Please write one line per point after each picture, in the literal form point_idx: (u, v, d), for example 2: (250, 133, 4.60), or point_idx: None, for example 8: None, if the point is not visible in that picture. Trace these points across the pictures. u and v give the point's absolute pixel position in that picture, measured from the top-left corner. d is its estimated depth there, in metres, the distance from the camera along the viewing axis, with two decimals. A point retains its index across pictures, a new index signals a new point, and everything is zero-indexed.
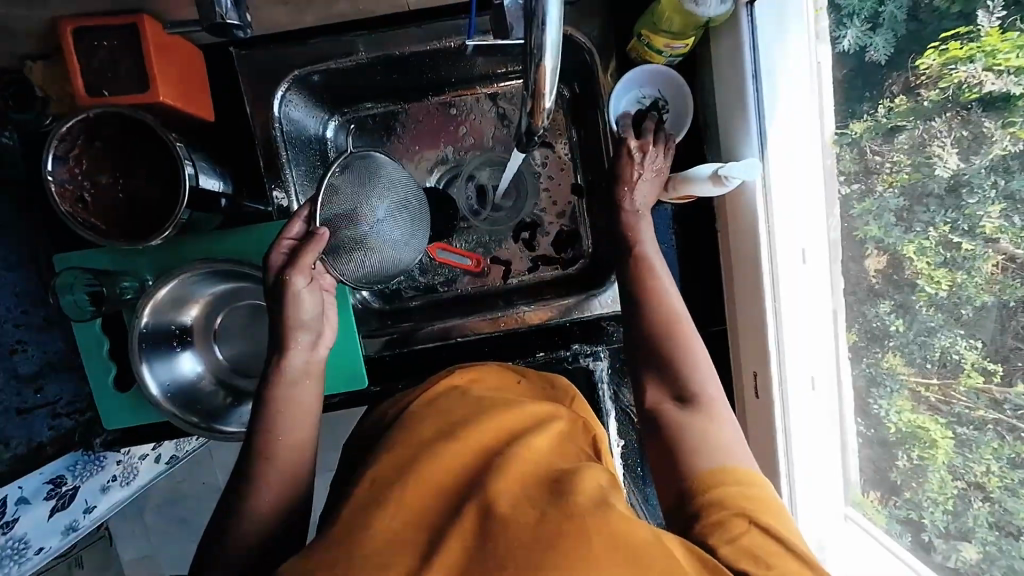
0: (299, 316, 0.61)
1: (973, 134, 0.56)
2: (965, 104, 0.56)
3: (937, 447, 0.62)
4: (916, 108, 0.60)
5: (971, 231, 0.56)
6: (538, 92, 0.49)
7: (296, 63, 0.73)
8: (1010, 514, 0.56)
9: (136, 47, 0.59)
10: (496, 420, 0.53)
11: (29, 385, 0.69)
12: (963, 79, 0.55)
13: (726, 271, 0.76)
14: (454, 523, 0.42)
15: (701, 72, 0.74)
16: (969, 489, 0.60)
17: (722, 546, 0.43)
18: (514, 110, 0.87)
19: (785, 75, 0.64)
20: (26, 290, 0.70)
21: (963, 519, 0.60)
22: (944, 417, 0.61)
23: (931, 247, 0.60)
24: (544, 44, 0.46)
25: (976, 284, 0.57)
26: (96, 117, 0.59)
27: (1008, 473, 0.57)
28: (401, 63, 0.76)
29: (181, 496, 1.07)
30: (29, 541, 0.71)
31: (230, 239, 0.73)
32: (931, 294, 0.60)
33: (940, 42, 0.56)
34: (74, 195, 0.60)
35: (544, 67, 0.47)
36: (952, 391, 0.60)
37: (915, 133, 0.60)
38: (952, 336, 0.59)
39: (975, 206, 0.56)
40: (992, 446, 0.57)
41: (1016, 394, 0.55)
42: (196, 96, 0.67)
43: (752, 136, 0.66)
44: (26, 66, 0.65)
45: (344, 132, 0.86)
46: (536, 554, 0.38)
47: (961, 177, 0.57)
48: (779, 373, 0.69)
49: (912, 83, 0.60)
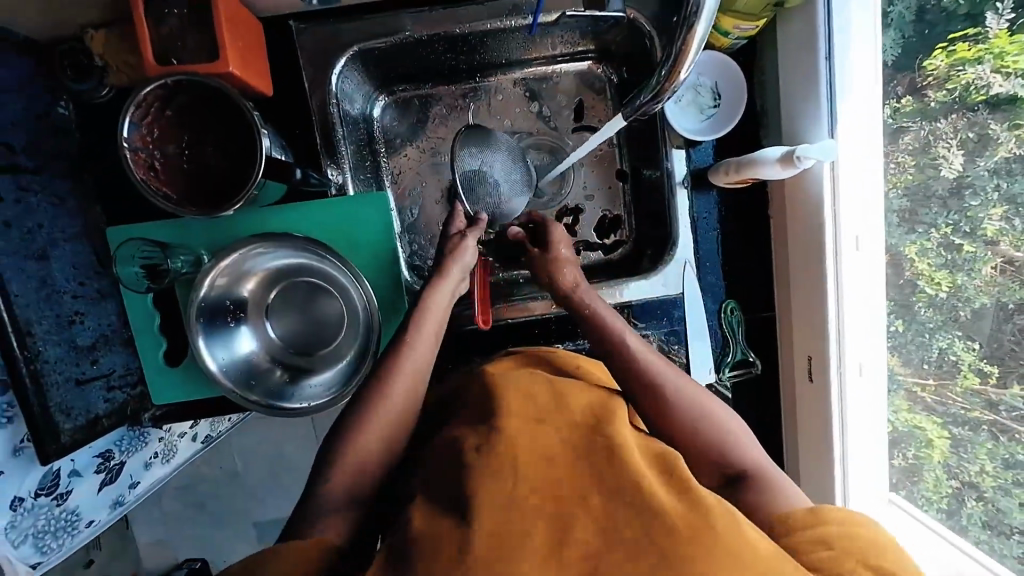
0: (462, 258, 0.68)
1: (978, 135, 0.62)
2: (972, 106, 0.62)
3: (934, 446, 0.70)
4: (924, 109, 0.65)
5: (973, 233, 0.63)
6: (682, 57, 0.53)
7: (354, 39, 0.72)
8: (1003, 513, 0.64)
9: (211, 14, 0.58)
10: (574, 398, 0.53)
11: (86, 356, 0.68)
12: (971, 80, 0.61)
13: (779, 256, 0.77)
14: (584, 509, 0.41)
15: (762, 58, 0.74)
16: (963, 488, 0.68)
17: (818, 552, 0.42)
18: (565, 91, 0.86)
19: (854, 58, 0.64)
20: (80, 261, 0.68)
21: (957, 517, 0.68)
22: (941, 417, 0.69)
23: (934, 250, 0.66)
24: (703, 6, 0.49)
25: (975, 285, 0.64)
26: (173, 86, 0.58)
27: (1003, 472, 0.65)
28: (459, 42, 0.76)
29: (204, 478, 1.08)
30: (80, 514, 0.71)
31: (288, 214, 0.74)
32: (931, 294, 0.67)
33: (947, 44, 0.62)
34: (146, 163, 0.60)
35: (694, 32, 0.51)
36: (948, 391, 0.68)
37: (920, 135, 0.66)
38: (950, 338, 0.67)
39: (977, 208, 0.63)
40: (987, 446, 0.65)
41: (1011, 395, 0.62)
42: (258, 69, 0.66)
43: (821, 119, 0.66)
44: (88, 34, 0.64)
45: (390, 113, 0.85)
46: (672, 542, 0.39)
47: (964, 179, 0.63)
48: (837, 358, 0.70)
49: (918, 84, 0.65)
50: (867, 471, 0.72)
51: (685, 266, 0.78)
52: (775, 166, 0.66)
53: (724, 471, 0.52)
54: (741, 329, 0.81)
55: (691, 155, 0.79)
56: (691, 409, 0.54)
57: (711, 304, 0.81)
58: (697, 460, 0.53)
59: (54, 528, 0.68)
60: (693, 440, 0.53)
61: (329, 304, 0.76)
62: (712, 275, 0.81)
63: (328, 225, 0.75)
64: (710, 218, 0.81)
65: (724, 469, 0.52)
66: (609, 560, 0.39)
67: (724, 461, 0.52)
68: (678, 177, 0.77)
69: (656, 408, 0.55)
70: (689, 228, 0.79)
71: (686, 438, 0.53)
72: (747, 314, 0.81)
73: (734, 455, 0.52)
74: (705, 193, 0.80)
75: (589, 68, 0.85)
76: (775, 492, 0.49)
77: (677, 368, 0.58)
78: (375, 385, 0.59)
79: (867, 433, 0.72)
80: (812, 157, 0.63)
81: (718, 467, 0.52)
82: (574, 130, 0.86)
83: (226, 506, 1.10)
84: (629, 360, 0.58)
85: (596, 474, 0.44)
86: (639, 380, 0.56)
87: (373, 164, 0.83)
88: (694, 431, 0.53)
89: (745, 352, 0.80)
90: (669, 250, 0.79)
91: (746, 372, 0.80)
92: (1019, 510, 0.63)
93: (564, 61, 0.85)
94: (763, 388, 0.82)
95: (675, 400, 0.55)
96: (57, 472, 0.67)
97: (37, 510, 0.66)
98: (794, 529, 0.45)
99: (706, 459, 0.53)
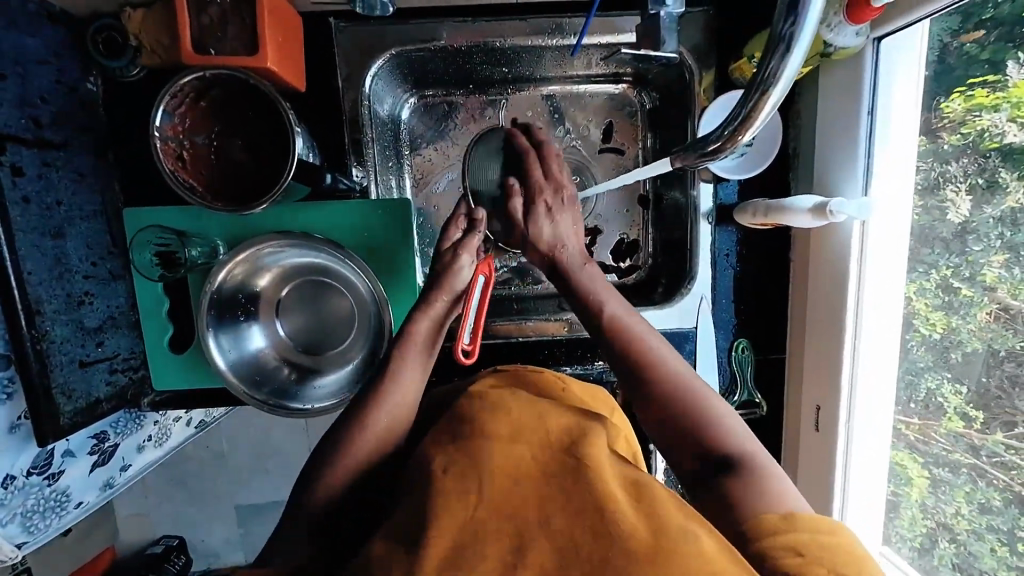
0: (455, 283, 0.67)
1: (987, 182, 0.58)
2: (984, 152, 0.58)
3: (913, 485, 0.68)
4: (936, 151, 0.62)
5: (972, 278, 0.60)
6: (748, 120, 0.50)
7: (392, 41, 0.72)
8: (974, 557, 0.62)
9: (253, 8, 0.58)
10: (556, 414, 0.53)
11: (92, 338, 0.66)
12: (986, 127, 0.57)
13: (797, 301, 0.77)
14: (544, 528, 0.41)
15: (800, 102, 0.74)
16: (937, 529, 0.66)
17: (786, 558, 0.39)
18: (597, 111, 0.85)
19: (901, 111, 0.64)
20: (94, 239, 0.67)
21: (929, 557, 0.66)
22: (922, 457, 0.67)
23: (931, 290, 0.63)
24: (782, 71, 0.45)
25: (969, 329, 0.60)
26: (210, 78, 0.58)
27: (977, 517, 0.62)
28: (497, 54, 0.75)
29: (191, 461, 1.06)
30: (70, 494, 0.70)
31: (312, 212, 0.73)
32: (925, 334, 0.64)
33: (967, 87, 0.58)
34: (175, 153, 0.59)
35: (767, 95, 0.47)
36: (931, 431, 0.65)
37: (931, 174, 0.63)
38: (938, 378, 0.64)
39: (978, 253, 0.59)
40: (964, 488, 0.63)
41: (993, 442, 0.59)
42: (293, 64, 0.65)
43: (858, 171, 0.66)
44: (125, 13, 0.63)
45: (417, 116, 0.84)
46: (632, 563, 0.38)
47: (969, 224, 0.60)
48: (845, 409, 0.70)
49: (933, 124, 0.62)
50: (866, 516, 0.71)
51: (701, 301, 0.78)
52: (807, 215, 0.66)
53: (706, 454, 0.49)
54: (751, 368, 0.81)
55: (717, 191, 0.79)
56: (679, 381, 0.53)
57: (722, 341, 0.81)
58: (680, 434, 0.51)
59: (43, 508, 0.67)
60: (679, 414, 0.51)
61: (340, 302, 0.75)
62: (726, 312, 0.81)
63: (348, 226, 0.74)
64: (730, 255, 0.80)
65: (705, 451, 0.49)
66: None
67: (708, 440, 0.49)
68: (703, 211, 0.77)
69: (641, 375, 0.55)
70: (709, 262, 0.78)
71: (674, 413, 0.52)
72: (757, 354, 0.81)
73: (718, 433, 0.50)
74: (727, 230, 0.80)
75: (624, 92, 0.85)
76: (755, 478, 0.46)
77: (673, 350, 0.57)
78: (388, 396, 0.58)
79: (865, 484, 0.71)
80: (844, 212, 0.63)
81: (699, 444, 0.50)
82: (601, 150, 0.85)
83: (208, 489, 1.09)
84: (620, 331, 0.59)
85: (562, 494, 0.43)
86: (628, 349, 0.57)
87: (396, 164, 0.82)
88: (680, 402, 0.52)
89: (751, 393, 0.81)
90: (686, 283, 0.79)
91: (749, 413, 0.81)
92: (989, 556, 0.61)
93: (598, 81, 0.84)
94: (764, 427, 0.83)
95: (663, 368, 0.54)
96: (50, 452, 0.66)
97: (29, 488, 0.65)
98: (757, 537, 0.41)
99: (689, 433, 0.50)
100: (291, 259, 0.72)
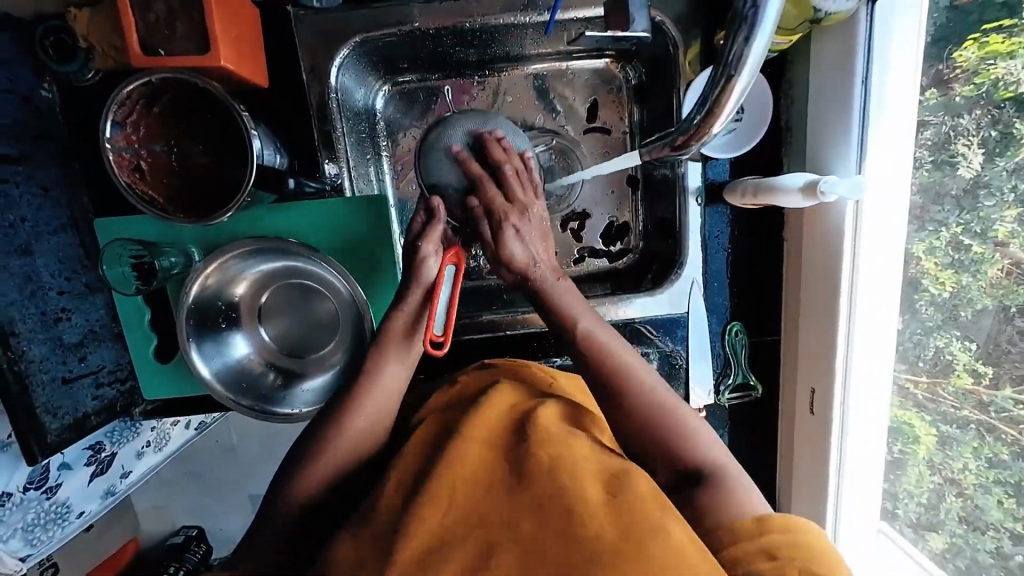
0: (424, 277, 0.62)
1: (1001, 134, 0.55)
2: (998, 102, 0.55)
3: (920, 443, 0.66)
4: (947, 103, 0.58)
5: (983, 234, 0.58)
6: (715, 111, 0.48)
7: (356, 27, 0.68)
8: (981, 510, 0.62)
9: (201, 4, 0.54)
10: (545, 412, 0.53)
11: (74, 354, 0.66)
12: (1001, 76, 0.54)
13: (791, 282, 0.74)
14: (513, 534, 0.42)
15: (792, 70, 0.70)
16: (944, 484, 0.65)
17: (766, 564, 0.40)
18: (579, 90, 0.81)
19: (899, 74, 0.59)
20: (67, 254, 0.66)
21: (934, 511, 0.66)
22: (929, 415, 0.65)
23: (941, 248, 0.61)
24: (746, 56, 0.44)
25: (979, 286, 0.59)
26: (157, 83, 0.55)
27: (985, 471, 0.61)
28: (469, 35, 0.71)
29: (193, 464, 1.07)
30: (71, 505, 0.71)
31: (284, 214, 0.72)
32: (934, 293, 0.62)
33: (981, 34, 0.55)
34: (132, 165, 0.57)
35: (733, 82, 0.46)
36: (939, 389, 0.63)
37: (941, 130, 0.59)
38: (947, 337, 0.62)
39: (990, 209, 0.57)
40: (972, 444, 0.62)
41: (1003, 397, 0.58)
42: (253, 60, 0.62)
43: (852, 142, 0.62)
44: (71, 14, 0.60)
45: (392, 105, 0.81)
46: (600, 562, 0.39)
47: (981, 178, 0.57)
48: (841, 390, 0.68)
49: (944, 75, 0.58)
50: (863, 485, 0.71)
51: (692, 285, 0.76)
52: (798, 194, 0.63)
53: (682, 466, 0.50)
54: (745, 351, 0.79)
55: (705, 170, 0.75)
56: (651, 391, 0.54)
57: (714, 325, 0.79)
58: (656, 451, 0.52)
59: (44, 521, 0.68)
60: (654, 429, 0.52)
61: (323, 305, 0.74)
62: (719, 295, 0.79)
63: (323, 225, 0.72)
64: (722, 236, 0.78)
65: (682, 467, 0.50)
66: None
67: (680, 453, 0.51)
68: (691, 191, 0.74)
69: (612, 388, 0.54)
70: (700, 246, 0.76)
71: (648, 425, 0.52)
72: (751, 336, 0.80)
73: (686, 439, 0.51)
74: (716, 209, 0.77)
75: (607, 67, 0.80)
76: (725, 486, 0.48)
77: (642, 359, 0.57)
78: (376, 401, 0.57)
79: (863, 460, 0.70)
80: (836, 192, 0.60)
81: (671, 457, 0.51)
82: (586, 131, 0.82)
83: (214, 491, 1.09)
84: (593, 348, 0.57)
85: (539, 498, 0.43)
86: (600, 362, 0.56)
87: (373, 157, 0.79)
88: (655, 419, 0.52)
89: (746, 375, 0.79)
90: (676, 267, 0.76)
91: (744, 396, 0.80)
92: (996, 509, 0.61)
93: (579, 58, 0.80)
94: (763, 410, 0.82)
95: (632, 380, 0.54)
96: (46, 466, 0.67)
97: (28, 503, 0.66)
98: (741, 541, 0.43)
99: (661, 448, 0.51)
100: (267, 262, 0.70)
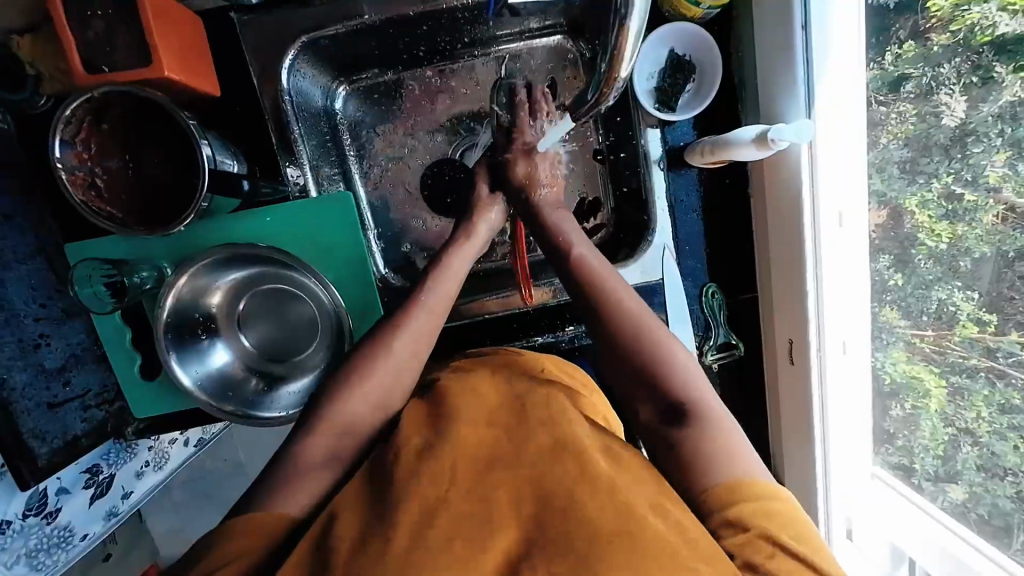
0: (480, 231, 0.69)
1: (982, 79, 0.55)
2: (977, 48, 0.54)
3: (931, 396, 0.65)
4: (926, 55, 0.58)
5: (975, 181, 0.57)
6: (617, 59, 0.50)
7: (300, 27, 0.68)
8: (998, 456, 0.60)
9: (138, 15, 0.55)
10: (545, 393, 0.54)
11: (57, 378, 0.67)
12: (976, 21, 0.54)
13: (760, 229, 0.75)
14: (515, 511, 0.43)
15: (738, 24, 0.71)
16: (958, 434, 0.64)
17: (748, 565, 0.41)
18: (536, 70, 0.81)
19: (836, 18, 0.60)
20: (40, 281, 0.67)
21: (952, 462, 0.65)
22: (938, 366, 0.64)
23: (934, 201, 0.61)
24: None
25: (975, 235, 0.58)
26: (104, 99, 0.57)
27: (998, 417, 0.60)
28: (415, 23, 0.71)
29: None
30: (73, 528, 0.71)
31: (254, 221, 0.72)
32: (932, 247, 0.62)
33: None
34: (86, 182, 0.59)
35: (626, 30, 0.49)
36: (947, 340, 0.62)
37: (922, 81, 0.59)
38: (948, 288, 0.61)
39: (979, 155, 0.56)
40: (983, 393, 0.60)
41: (1010, 342, 0.57)
42: (201, 68, 0.62)
43: (799, 79, 0.63)
44: (14, 41, 0.61)
45: (353, 103, 0.81)
46: (593, 541, 0.39)
47: (967, 126, 0.57)
48: (816, 337, 0.68)
49: (920, 28, 0.58)
50: (849, 431, 0.72)
51: (664, 250, 0.75)
52: (752, 146, 0.64)
53: (669, 405, 0.52)
54: (723, 312, 0.79)
55: (665, 135, 0.76)
56: (645, 330, 0.56)
57: (692, 288, 0.79)
58: (644, 386, 0.54)
59: (48, 545, 0.68)
60: (647, 361, 0.54)
61: (302, 308, 0.74)
62: (692, 259, 0.79)
63: (292, 228, 0.72)
64: (689, 199, 0.78)
65: (666, 404, 0.52)
66: (538, 554, 0.40)
67: (667, 392, 0.53)
68: (653, 157, 0.74)
69: (605, 324, 0.57)
70: (668, 212, 0.75)
71: (641, 362, 0.55)
72: (728, 297, 0.80)
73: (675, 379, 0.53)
74: (681, 174, 0.77)
75: (562, 44, 0.80)
76: (715, 438, 0.49)
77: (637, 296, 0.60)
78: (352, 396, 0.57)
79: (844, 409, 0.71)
80: (787, 139, 0.61)
81: (660, 396, 0.53)
82: None
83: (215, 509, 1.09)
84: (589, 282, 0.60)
85: (538, 474, 0.45)
86: (599, 293, 0.59)
87: (339, 159, 0.80)
88: (649, 352, 0.55)
89: (727, 335, 0.79)
90: (646, 234, 0.76)
91: (729, 355, 0.78)
92: (1012, 454, 0.59)
93: (531, 38, 0.79)
94: (749, 369, 0.81)
95: (623, 312, 0.57)
96: (43, 492, 0.67)
97: (29, 530, 0.66)
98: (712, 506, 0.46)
99: (645, 379, 0.54)
100: (238, 268, 0.71)
